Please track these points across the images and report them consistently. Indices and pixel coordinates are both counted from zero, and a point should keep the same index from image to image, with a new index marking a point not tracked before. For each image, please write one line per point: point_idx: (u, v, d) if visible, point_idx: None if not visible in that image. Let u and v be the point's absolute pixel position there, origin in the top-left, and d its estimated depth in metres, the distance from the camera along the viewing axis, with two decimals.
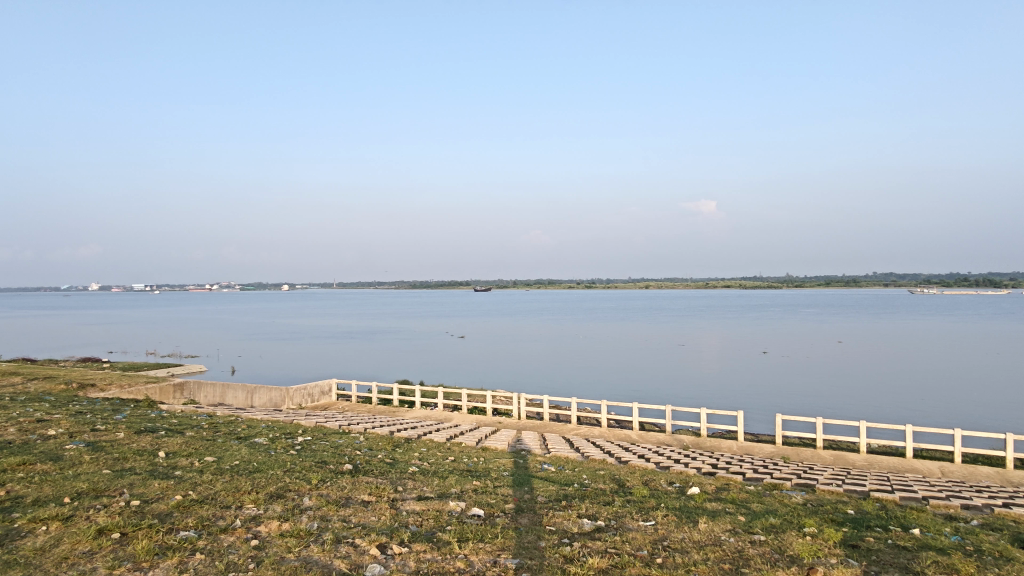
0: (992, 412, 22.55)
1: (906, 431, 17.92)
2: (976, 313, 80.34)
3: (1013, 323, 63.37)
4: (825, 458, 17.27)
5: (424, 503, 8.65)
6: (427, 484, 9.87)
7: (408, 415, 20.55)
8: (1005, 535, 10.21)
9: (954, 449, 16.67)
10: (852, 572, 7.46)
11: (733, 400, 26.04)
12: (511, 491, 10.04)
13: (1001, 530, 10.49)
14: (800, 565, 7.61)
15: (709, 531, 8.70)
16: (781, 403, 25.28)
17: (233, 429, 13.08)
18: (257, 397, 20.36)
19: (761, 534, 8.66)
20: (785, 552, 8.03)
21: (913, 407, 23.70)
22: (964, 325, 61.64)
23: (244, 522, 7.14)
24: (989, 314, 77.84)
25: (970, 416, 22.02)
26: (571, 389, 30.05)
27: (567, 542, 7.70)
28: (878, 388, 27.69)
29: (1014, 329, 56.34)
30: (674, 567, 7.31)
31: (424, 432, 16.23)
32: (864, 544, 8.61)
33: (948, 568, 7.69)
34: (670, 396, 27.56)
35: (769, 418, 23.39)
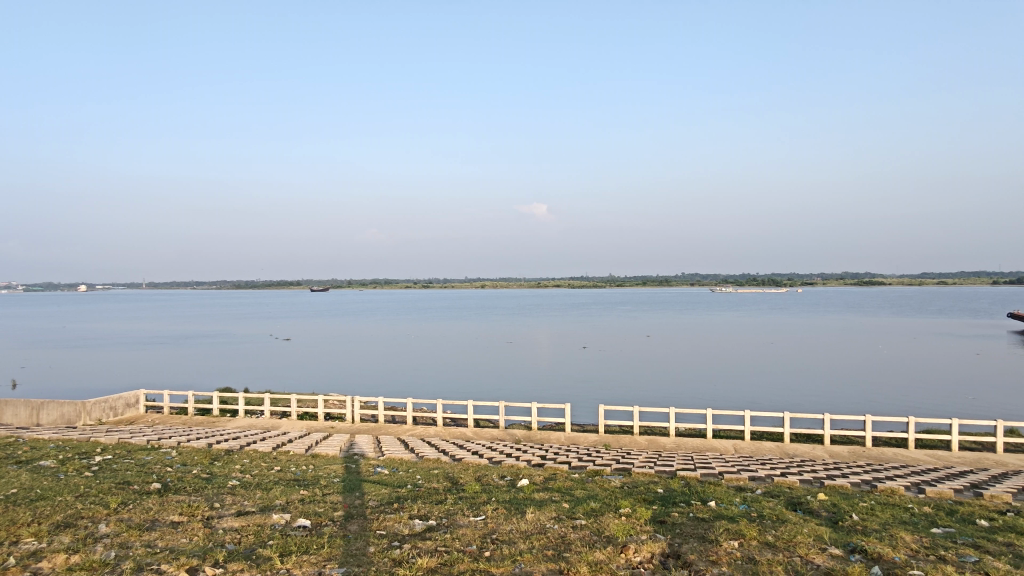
0: (775, 395, 25.95)
1: (707, 414, 20.02)
2: (761, 309, 92.00)
3: (788, 317, 73.62)
4: (640, 443, 18.80)
5: (244, 519, 8.05)
6: (248, 498, 9.19)
7: (230, 424, 19.06)
8: (781, 500, 11.84)
9: (745, 427, 18.94)
10: (658, 546, 8.16)
11: (561, 394, 27.35)
12: (341, 498, 9.69)
13: (779, 496, 12.14)
14: (615, 544, 8.18)
15: (535, 520, 9.06)
16: (604, 394, 27.03)
17: (11, 452, 11.22)
18: (44, 415, 17.69)
19: (583, 519, 9.19)
20: (602, 533, 8.60)
21: (713, 394, 26.56)
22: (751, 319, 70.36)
23: (20, 559, 6.14)
24: (771, 309, 89.74)
25: (758, 400, 25.16)
26: (405, 390, 29.69)
27: (396, 545, 7.59)
28: (685, 378, 30.66)
29: (788, 322, 65.49)
30: (501, 559, 7.50)
31: (247, 442, 15.11)
32: (669, 519, 9.48)
33: (735, 533, 8.71)
34: (503, 392, 28.30)
35: (593, 409, 24.94)
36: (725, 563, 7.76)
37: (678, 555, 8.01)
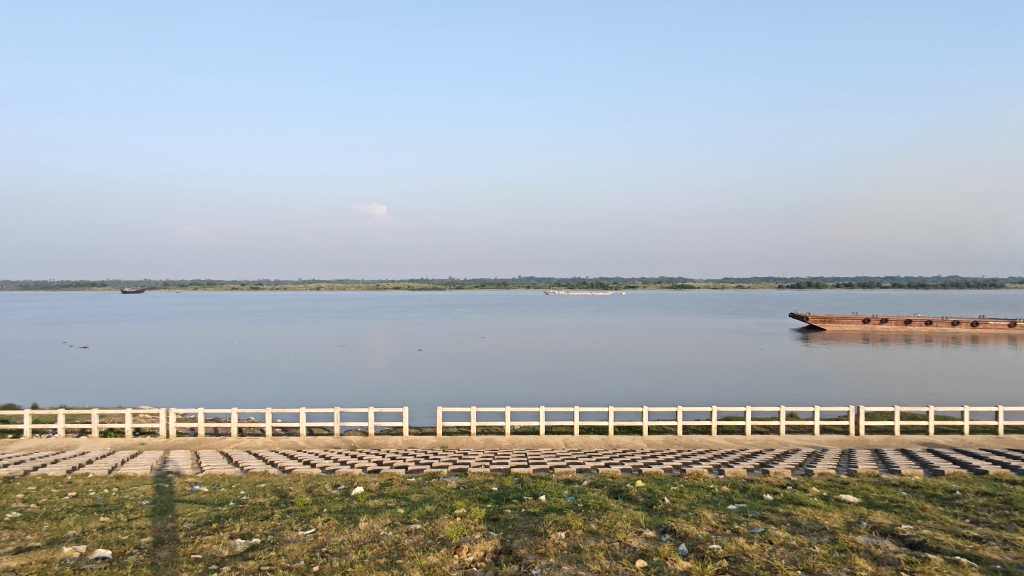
0: (600, 392, 27.72)
1: (540, 412, 20.89)
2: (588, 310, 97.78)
3: (612, 318, 79.03)
4: (477, 443, 19.13)
5: (25, 556, 6.96)
6: (31, 532, 7.96)
7: (10, 447, 16.40)
8: (604, 489, 12.68)
9: (574, 423, 20.04)
10: (491, 544, 8.34)
11: (398, 397, 27.00)
12: (149, 522, 8.74)
13: (602, 486, 13.00)
14: (448, 546, 8.23)
15: (368, 528, 8.84)
16: (442, 397, 27.11)
17: None
18: None
19: (418, 523, 9.13)
20: (437, 536, 8.61)
21: (546, 392, 27.75)
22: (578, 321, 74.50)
23: None
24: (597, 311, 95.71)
25: (585, 396, 26.72)
26: (228, 399, 27.52)
27: (215, 569, 7.02)
28: (519, 378, 31.65)
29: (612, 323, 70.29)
30: (331, 572, 7.23)
31: (34, 466, 13.09)
32: (502, 516, 9.74)
33: (562, 524, 9.17)
34: (337, 398, 27.30)
35: (430, 412, 24.92)
36: (552, 553, 8.13)
37: (509, 550, 8.25)
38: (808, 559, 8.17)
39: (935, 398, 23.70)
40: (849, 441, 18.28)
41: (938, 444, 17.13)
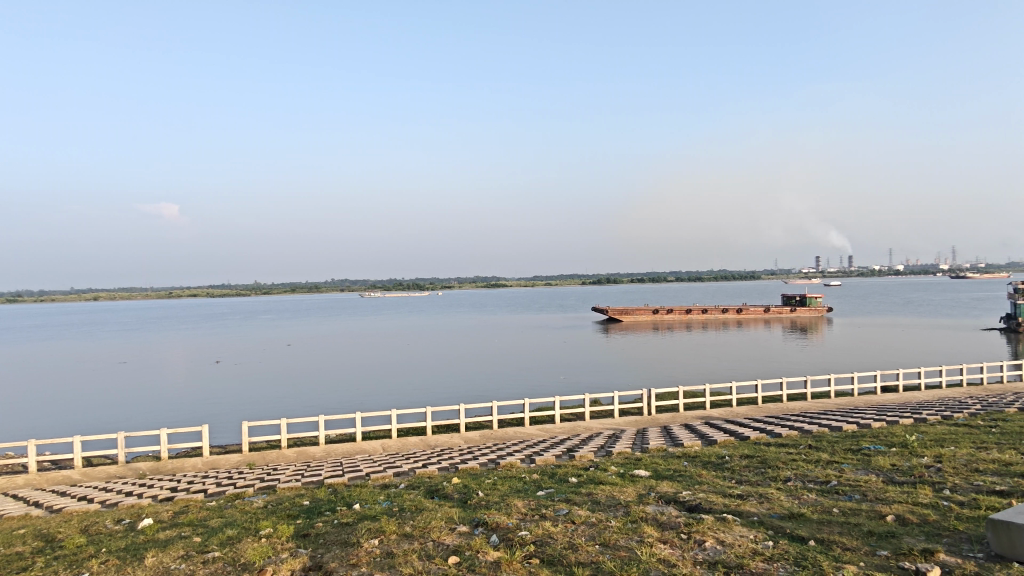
0: (418, 393, 27.65)
1: (356, 418, 20.28)
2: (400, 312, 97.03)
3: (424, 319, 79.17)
4: (288, 457, 18.03)
5: None
6: None
7: None
8: (422, 490, 12.64)
9: (391, 426, 19.73)
10: (299, 562, 7.90)
11: (195, 415, 24.55)
12: None
13: (419, 487, 12.93)
14: (251, 571, 7.63)
15: (157, 564, 7.90)
16: (247, 411, 25.13)
17: None
18: None
19: (216, 550, 8.34)
20: (238, 561, 7.94)
21: (362, 398, 27.00)
22: (391, 322, 73.78)
23: None
24: (410, 312, 95.38)
25: (403, 399, 26.46)
26: None
27: None
28: (332, 385, 30.43)
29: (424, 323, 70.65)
30: None
31: None
32: (313, 531, 9.26)
33: (376, 531, 8.96)
34: (120, 421, 24.10)
35: (234, 428, 23.01)
36: (364, 563, 7.89)
37: (319, 566, 7.87)
38: (604, 532, 8.83)
39: (709, 377, 27.08)
40: (643, 421, 20.15)
41: (713, 417, 19.55)
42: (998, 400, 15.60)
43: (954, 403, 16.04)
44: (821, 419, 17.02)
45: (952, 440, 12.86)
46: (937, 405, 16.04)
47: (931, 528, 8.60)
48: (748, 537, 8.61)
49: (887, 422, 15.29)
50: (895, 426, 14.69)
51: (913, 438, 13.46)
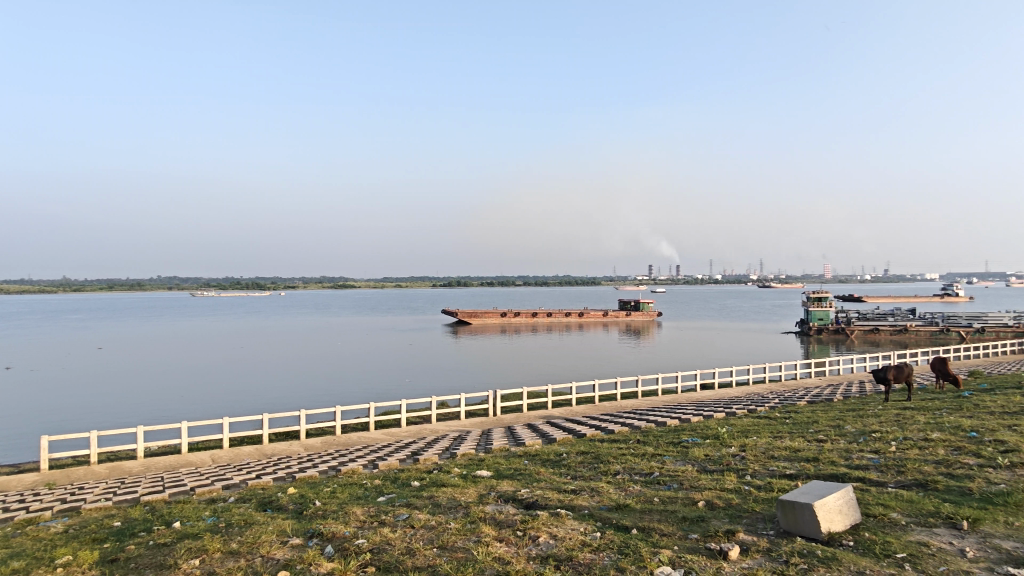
0: (255, 400, 26.02)
1: (182, 427, 18.58)
2: (234, 313, 90.48)
3: (260, 321, 74.28)
4: (97, 473, 16.07)
5: None
6: None
7: None
8: (253, 503, 11.85)
9: (222, 436, 18.34)
10: None
11: None
12: None
13: (251, 500, 12.11)
14: None
15: None
16: (49, 424, 22.07)
17: None
18: None
19: None
20: None
21: (190, 407, 24.84)
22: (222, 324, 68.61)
23: None
24: (245, 313, 89.25)
25: (239, 406, 24.77)
26: None
27: None
28: (154, 393, 27.67)
29: (261, 325, 66.54)
30: None
31: None
32: (123, 555, 8.31)
33: (198, 550, 8.25)
34: None
35: (31, 444, 20.09)
36: None
37: None
38: (443, 535, 8.83)
39: (549, 378, 28.36)
40: (487, 422, 20.51)
41: (553, 416, 20.40)
42: (792, 394, 17.85)
43: (758, 398, 18.11)
44: (649, 415, 18.38)
45: (755, 431, 14.49)
46: (745, 400, 18.01)
47: (734, 511, 9.60)
48: (578, 529, 9.05)
49: (704, 416, 16.87)
50: (710, 419, 16.26)
51: (724, 430, 14.98)
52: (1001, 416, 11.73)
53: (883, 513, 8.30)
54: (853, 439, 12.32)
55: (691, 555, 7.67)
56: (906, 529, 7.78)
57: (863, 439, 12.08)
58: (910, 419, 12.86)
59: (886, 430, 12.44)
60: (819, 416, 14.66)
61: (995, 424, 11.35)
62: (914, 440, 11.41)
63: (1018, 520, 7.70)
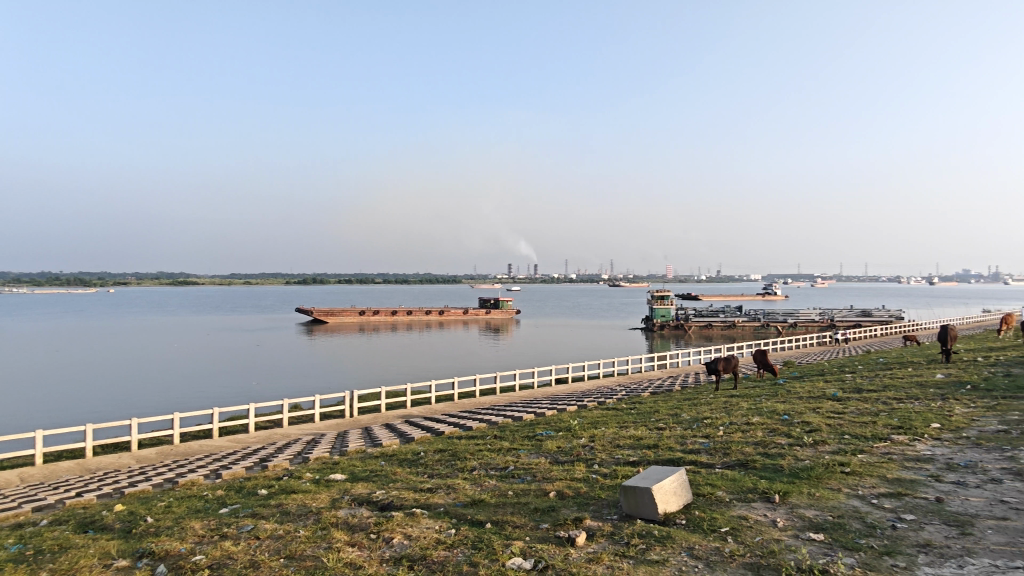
0: (77, 410, 23.24)
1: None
2: (49, 312, 79.99)
3: (81, 321, 66.29)
4: None
5: None
6: None
7: None
8: (71, 525, 10.56)
9: (35, 451, 16.17)
10: None
11: None
12: None
13: (67, 522, 10.78)
14: None
15: None
16: None
17: None
18: None
19: None
20: None
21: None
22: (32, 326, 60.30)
23: None
24: (63, 313, 79.19)
25: (56, 418, 21.97)
26: None
27: None
28: None
29: (81, 326, 59.37)
30: None
31: None
32: None
33: None
34: None
35: None
36: None
37: None
38: (291, 544, 8.42)
39: (408, 377, 28.06)
40: (344, 423, 19.86)
41: (412, 415, 20.19)
42: (638, 387, 19.09)
43: (607, 391, 19.17)
44: (506, 411, 18.79)
45: (603, 422, 15.32)
46: (595, 393, 18.98)
47: (582, 499, 10.08)
48: (433, 528, 9.03)
49: (557, 410, 17.55)
50: (563, 413, 16.95)
51: (575, 422, 15.69)
52: (807, 400, 13.36)
53: (710, 492, 9.13)
54: (688, 426, 13.44)
55: (541, 544, 7.94)
56: (730, 505, 8.60)
57: (697, 426, 13.20)
58: (736, 405, 14.27)
59: (715, 416, 13.71)
60: (659, 406, 15.81)
61: (802, 407, 12.90)
62: (738, 424, 12.67)
63: (818, 490, 8.80)
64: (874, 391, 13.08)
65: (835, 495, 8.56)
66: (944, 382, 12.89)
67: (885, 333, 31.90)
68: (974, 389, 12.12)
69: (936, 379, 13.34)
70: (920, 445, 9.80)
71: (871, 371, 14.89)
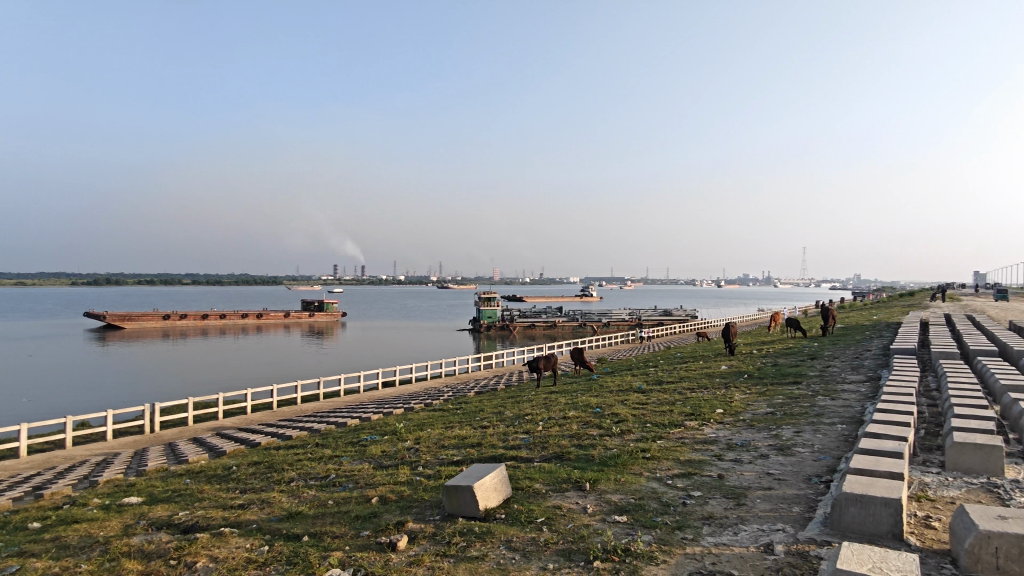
0: None
1: None
2: None
3: None
4: None
5: None
6: None
7: None
8: None
9: None
10: None
11: None
12: None
13: None
14: None
15: None
16: None
17: None
18: None
19: None
20: None
21: None
22: None
23: None
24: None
25: None
26: None
27: None
28: None
29: None
30: None
31: None
32: None
33: None
34: None
35: None
36: None
37: None
38: None
39: (222, 385, 26.00)
40: (143, 440, 17.84)
41: (224, 427, 18.68)
42: (465, 387, 19.41)
43: (434, 392, 19.26)
44: (329, 417, 18.09)
45: (430, 423, 15.34)
46: (422, 395, 18.98)
47: (404, 502, 10.00)
48: (243, 547, 8.42)
49: (384, 413, 17.27)
50: (389, 416, 16.72)
51: (401, 425, 15.56)
52: (617, 393, 14.48)
53: (528, 485, 9.53)
54: (510, 422, 13.92)
55: (361, 553, 7.75)
56: (545, 496, 9.04)
57: (518, 422, 13.72)
58: (554, 401, 15.07)
59: (535, 412, 14.36)
60: (484, 405, 16.20)
61: (612, 399, 13.98)
62: (556, 418, 13.39)
63: (623, 475, 9.58)
64: (672, 382, 14.54)
65: (637, 479, 9.37)
66: (726, 373, 14.68)
67: (683, 330, 35.62)
68: (749, 377, 13.94)
69: (721, 370, 15.15)
70: (706, 429, 11.05)
71: (670, 365, 16.53)
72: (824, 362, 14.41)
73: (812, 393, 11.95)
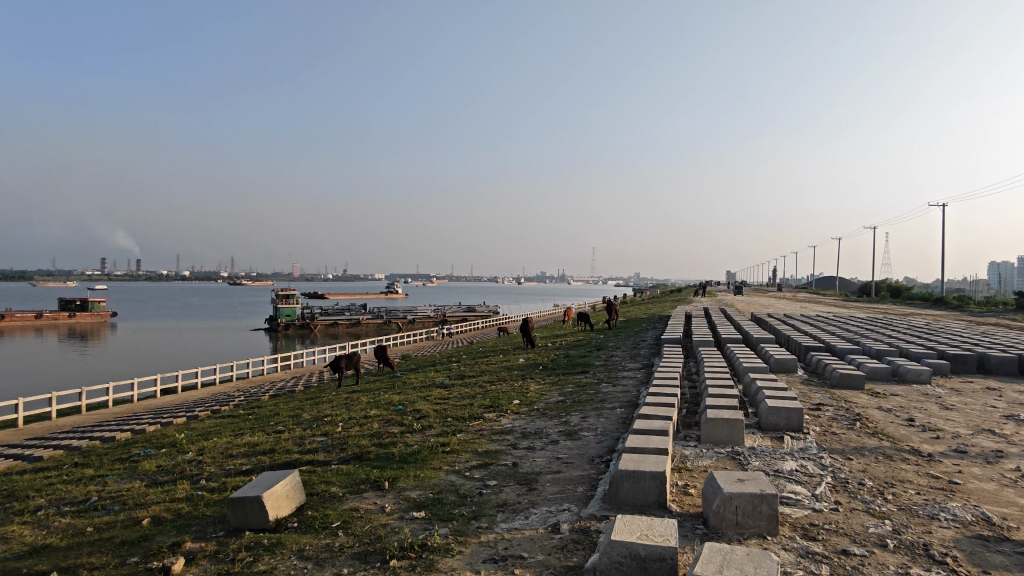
0: None
1: None
2: None
3: None
4: None
5: None
6: None
7: None
8: None
9: None
10: None
11: None
12: None
13: None
14: None
15: None
16: None
17: None
18: None
19: None
20: None
21: None
22: None
23: None
24: None
25: None
26: None
27: None
28: None
29: None
30: None
31: None
32: None
33: None
34: None
35: None
36: None
37: None
38: None
39: None
40: None
41: None
42: (258, 390, 18.09)
43: (222, 397, 17.70)
44: (92, 432, 15.77)
45: (216, 432, 14.06)
46: (208, 402, 17.33)
47: (182, 521, 9.05)
48: None
49: (162, 424, 15.50)
50: (168, 427, 15.02)
51: (181, 435, 14.06)
52: (419, 389, 14.49)
53: (324, 489, 9.15)
54: (306, 426, 13.25)
55: None
56: (343, 499, 8.75)
57: (316, 425, 13.13)
58: (355, 400, 14.66)
59: (335, 413, 13.84)
60: (279, 409, 15.25)
61: (414, 396, 13.96)
62: (356, 418, 13.04)
63: (423, 471, 9.61)
64: (472, 376, 14.90)
65: (436, 473, 9.46)
66: (523, 365, 15.41)
67: (484, 326, 36.77)
68: (543, 368, 14.79)
69: (517, 362, 15.88)
70: (503, 420, 11.50)
71: (470, 359, 16.94)
72: (607, 352, 15.78)
73: (596, 382, 12.98)
